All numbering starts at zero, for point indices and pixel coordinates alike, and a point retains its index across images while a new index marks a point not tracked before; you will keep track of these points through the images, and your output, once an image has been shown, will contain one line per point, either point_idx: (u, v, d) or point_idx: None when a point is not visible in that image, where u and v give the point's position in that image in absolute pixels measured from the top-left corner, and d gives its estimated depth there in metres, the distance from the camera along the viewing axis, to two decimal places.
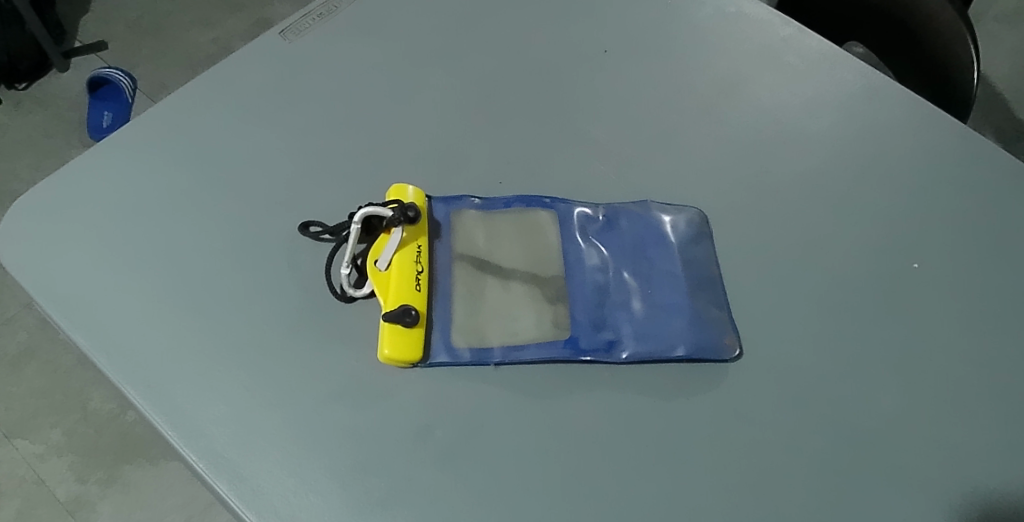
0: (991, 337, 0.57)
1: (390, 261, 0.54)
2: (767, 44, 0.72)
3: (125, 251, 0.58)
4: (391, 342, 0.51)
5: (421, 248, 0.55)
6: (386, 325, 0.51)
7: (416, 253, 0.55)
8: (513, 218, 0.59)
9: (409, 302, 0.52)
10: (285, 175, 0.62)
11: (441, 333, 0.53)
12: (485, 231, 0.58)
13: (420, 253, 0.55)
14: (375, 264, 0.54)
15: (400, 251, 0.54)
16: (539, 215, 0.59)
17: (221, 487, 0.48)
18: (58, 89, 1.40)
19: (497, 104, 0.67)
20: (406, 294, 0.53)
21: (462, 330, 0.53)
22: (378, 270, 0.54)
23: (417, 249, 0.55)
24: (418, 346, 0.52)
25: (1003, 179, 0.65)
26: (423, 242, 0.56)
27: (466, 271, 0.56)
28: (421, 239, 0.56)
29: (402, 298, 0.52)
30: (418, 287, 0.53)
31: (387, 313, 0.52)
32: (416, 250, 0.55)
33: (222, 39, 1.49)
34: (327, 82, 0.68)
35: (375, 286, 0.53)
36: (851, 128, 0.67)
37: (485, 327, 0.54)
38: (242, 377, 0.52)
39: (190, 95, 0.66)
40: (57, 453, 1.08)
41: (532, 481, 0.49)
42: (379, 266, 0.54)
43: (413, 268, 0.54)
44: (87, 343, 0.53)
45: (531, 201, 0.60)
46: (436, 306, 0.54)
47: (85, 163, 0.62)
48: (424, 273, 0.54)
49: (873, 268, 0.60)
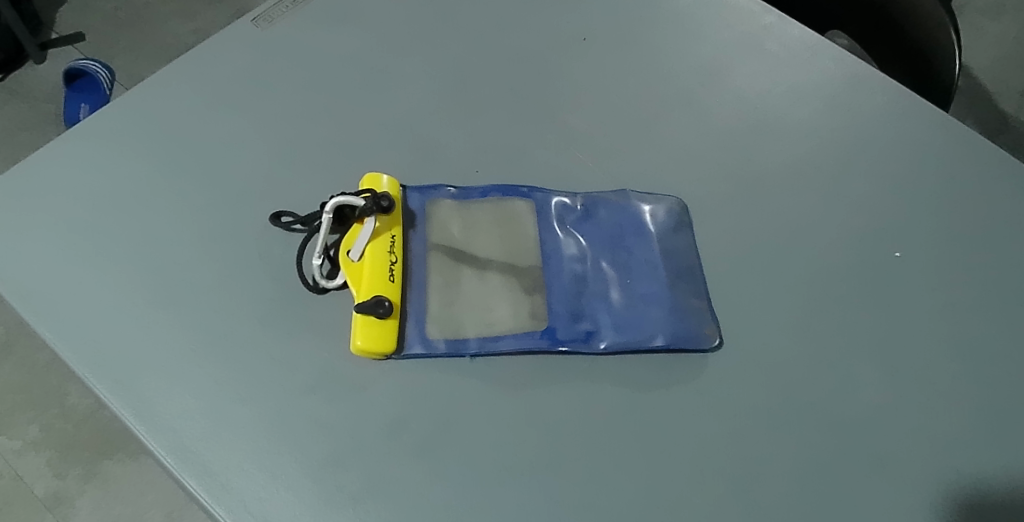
0: (971, 325, 0.57)
1: (364, 251, 0.53)
2: (748, 32, 0.72)
3: (94, 241, 0.56)
4: (364, 333, 0.50)
5: (395, 238, 0.54)
6: (359, 317, 0.50)
7: (390, 243, 0.54)
8: (489, 207, 0.58)
9: (383, 293, 0.51)
10: (260, 164, 0.61)
11: (416, 324, 0.52)
12: (461, 221, 0.57)
13: (395, 243, 0.54)
14: (348, 254, 0.53)
15: (373, 241, 0.53)
16: (517, 204, 0.58)
17: (190, 483, 0.46)
18: (34, 81, 1.37)
19: (475, 93, 0.66)
20: (379, 285, 0.52)
21: (437, 321, 0.52)
22: (350, 260, 0.53)
23: (391, 239, 0.54)
24: (392, 337, 0.51)
25: (984, 168, 0.65)
26: (397, 232, 0.55)
27: (441, 261, 0.55)
28: (395, 228, 0.55)
29: (375, 289, 0.51)
30: (392, 278, 0.52)
31: (359, 304, 0.51)
32: (390, 240, 0.54)
33: (202, 29, 1.46)
34: (302, 70, 0.66)
35: (347, 276, 0.52)
36: (831, 116, 0.67)
37: (461, 318, 0.53)
38: (213, 370, 0.51)
39: (159, 83, 0.65)
40: (34, 449, 1.06)
41: (509, 475, 0.48)
42: (352, 256, 0.52)
43: (387, 258, 0.53)
44: (53, 337, 0.52)
45: (509, 190, 0.59)
46: (411, 297, 0.53)
47: (52, 153, 0.60)
48: (398, 264, 0.53)
49: (853, 257, 0.60)
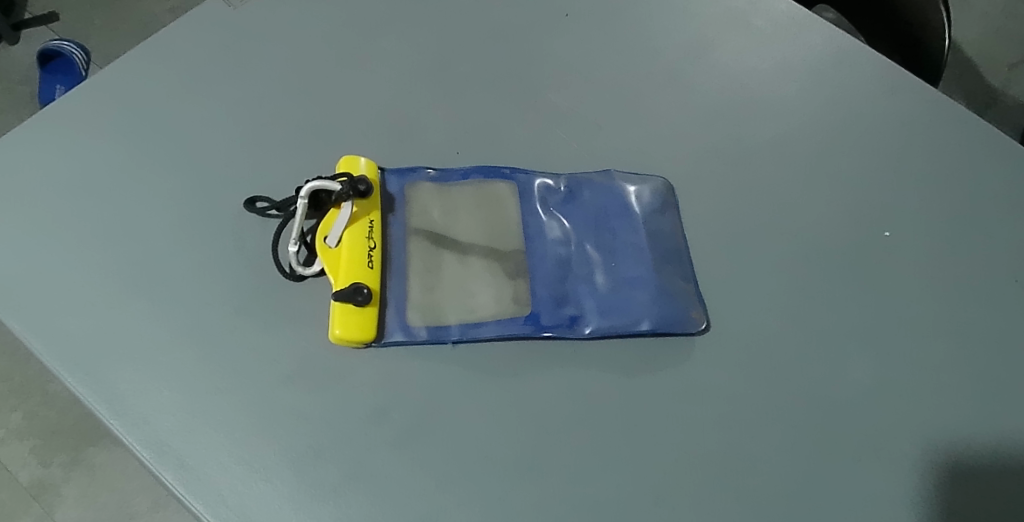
0: (960, 304, 0.57)
1: (341, 238, 0.51)
2: (734, 6, 0.70)
3: (64, 227, 0.54)
4: (343, 321, 0.49)
5: (374, 222, 0.53)
6: (337, 305, 0.49)
7: (368, 228, 0.52)
8: (470, 190, 0.56)
9: (361, 280, 0.50)
10: (235, 146, 0.59)
11: (396, 311, 0.51)
12: (441, 204, 0.55)
13: (373, 228, 0.53)
14: (325, 241, 0.51)
15: (350, 226, 0.52)
16: (498, 187, 0.57)
17: (166, 477, 0.45)
18: (8, 62, 1.33)
19: (456, 71, 0.64)
20: (357, 272, 0.50)
21: (418, 308, 0.51)
22: (328, 246, 0.51)
23: (369, 224, 0.53)
24: (371, 325, 0.50)
25: (975, 145, 0.64)
26: (376, 216, 0.53)
27: (421, 245, 0.53)
28: (374, 213, 0.53)
29: (354, 275, 0.50)
30: (371, 264, 0.51)
31: (337, 291, 0.49)
32: (368, 225, 0.52)
33: (179, 7, 1.41)
34: (276, 49, 0.64)
35: (325, 263, 0.51)
36: (819, 93, 0.65)
37: (443, 303, 0.52)
38: (189, 361, 0.49)
39: (128, 65, 0.62)
40: (18, 437, 1.05)
41: (494, 463, 0.47)
42: (329, 243, 0.51)
43: (365, 244, 0.52)
44: (23, 329, 0.51)
45: (490, 172, 0.57)
46: (390, 283, 0.52)
47: (18, 139, 0.58)
48: (376, 249, 0.52)
49: (841, 237, 0.59)
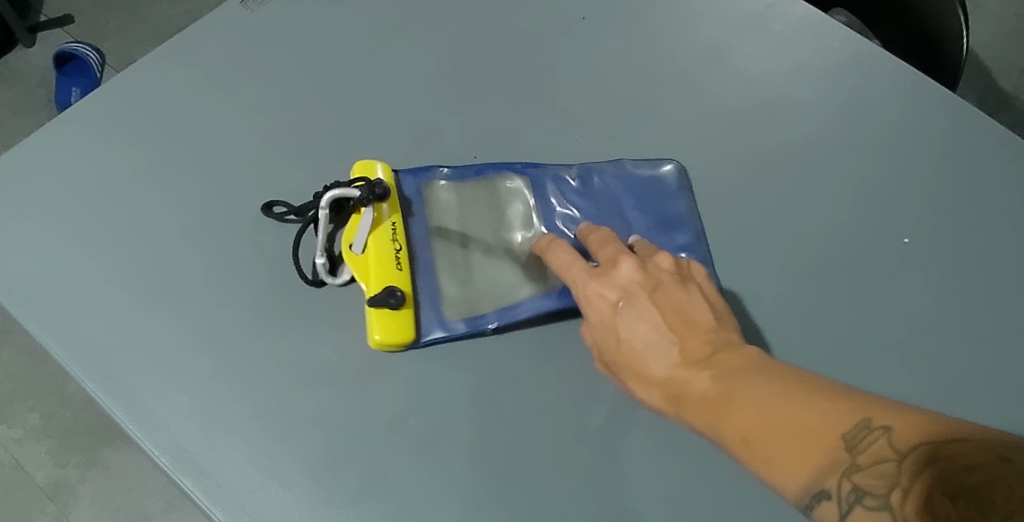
0: (981, 313, 0.56)
1: (366, 243, 0.51)
2: (752, 9, 0.70)
3: (85, 232, 0.55)
4: (381, 326, 0.49)
5: (396, 225, 0.53)
6: (373, 310, 0.49)
7: (391, 231, 0.52)
8: (485, 188, 0.56)
9: (393, 283, 0.50)
10: (252, 151, 0.59)
11: (431, 308, 0.51)
12: (456, 201, 0.55)
13: (396, 230, 0.52)
14: (350, 249, 0.51)
15: (374, 231, 0.52)
16: (513, 182, 0.57)
17: (186, 483, 0.46)
18: (25, 64, 1.35)
19: (473, 76, 0.64)
20: (388, 276, 0.50)
21: (453, 303, 0.52)
22: (354, 254, 0.51)
23: (392, 227, 0.52)
24: (410, 325, 0.50)
25: (995, 151, 0.63)
26: (398, 218, 0.53)
27: (446, 243, 0.54)
28: (395, 215, 0.53)
29: (384, 280, 0.50)
30: (399, 266, 0.51)
31: (370, 298, 0.49)
32: (391, 228, 0.52)
33: (193, 9, 1.42)
34: (294, 53, 0.64)
35: (353, 271, 0.51)
36: (837, 97, 0.65)
37: (479, 299, 0.52)
38: (206, 367, 0.50)
39: (147, 70, 0.63)
40: (34, 438, 1.06)
41: (512, 470, 0.47)
42: (355, 250, 0.51)
43: (391, 247, 0.52)
44: (43, 334, 0.51)
45: (503, 167, 0.57)
46: (421, 282, 0.52)
47: (40, 144, 0.59)
48: (403, 251, 0.52)
49: (860, 244, 0.58)
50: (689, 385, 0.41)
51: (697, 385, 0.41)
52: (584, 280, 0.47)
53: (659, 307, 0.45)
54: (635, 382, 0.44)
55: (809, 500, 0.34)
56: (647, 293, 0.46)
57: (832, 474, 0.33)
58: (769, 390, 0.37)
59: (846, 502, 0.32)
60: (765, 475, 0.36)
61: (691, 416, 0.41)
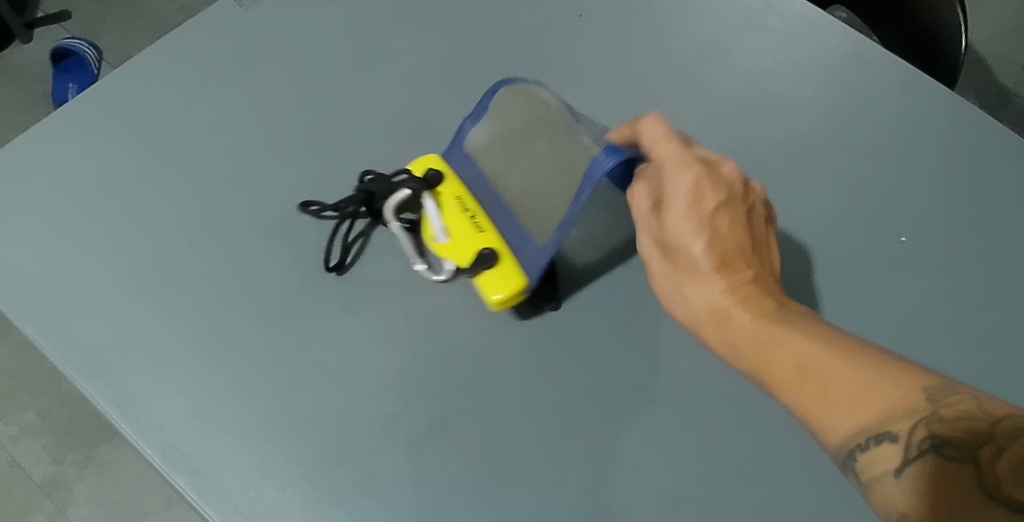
0: (976, 312, 0.56)
1: (443, 228, 0.51)
2: (750, 6, 0.69)
3: (77, 230, 0.55)
4: (497, 285, 0.49)
5: (462, 198, 0.52)
6: (485, 276, 0.49)
7: (460, 205, 0.52)
8: (505, 118, 0.54)
9: (481, 245, 0.50)
10: (245, 149, 0.59)
11: (526, 243, 0.49)
12: (495, 135, 0.54)
13: (465, 202, 0.52)
14: (433, 239, 0.51)
15: (444, 213, 0.52)
16: (526, 101, 0.54)
17: (178, 482, 0.46)
18: (22, 60, 1.34)
19: (468, 73, 0.64)
20: (476, 241, 0.50)
21: (535, 220, 0.49)
22: (438, 241, 0.51)
23: (459, 202, 0.52)
24: (520, 274, 0.49)
25: (993, 149, 0.63)
26: (462, 192, 0.52)
27: (506, 177, 0.52)
28: (459, 191, 0.52)
29: (474, 246, 0.50)
30: (480, 228, 0.50)
31: (471, 268, 0.49)
32: (458, 204, 0.52)
33: (191, 5, 1.41)
34: (288, 50, 0.64)
35: (449, 255, 0.51)
36: (834, 95, 0.65)
37: (552, 202, 0.49)
38: (199, 365, 0.49)
39: (141, 66, 0.62)
40: (31, 435, 1.05)
41: (504, 470, 0.47)
42: (438, 238, 0.51)
43: (465, 216, 0.51)
44: (35, 332, 0.51)
45: (511, 91, 0.55)
46: (503, 226, 0.51)
47: (33, 141, 0.59)
48: (478, 214, 0.51)
49: (855, 243, 0.58)
50: (744, 322, 0.44)
51: (756, 324, 0.43)
52: (677, 169, 0.47)
53: (740, 250, 0.46)
54: (699, 287, 0.45)
55: (856, 445, 0.37)
56: (738, 230, 0.47)
57: (903, 421, 0.36)
58: (835, 345, 0.40)
59: (918, 448, 0.35)
60: (815, 415, 0.40)
61: (750, 350, 0.43)
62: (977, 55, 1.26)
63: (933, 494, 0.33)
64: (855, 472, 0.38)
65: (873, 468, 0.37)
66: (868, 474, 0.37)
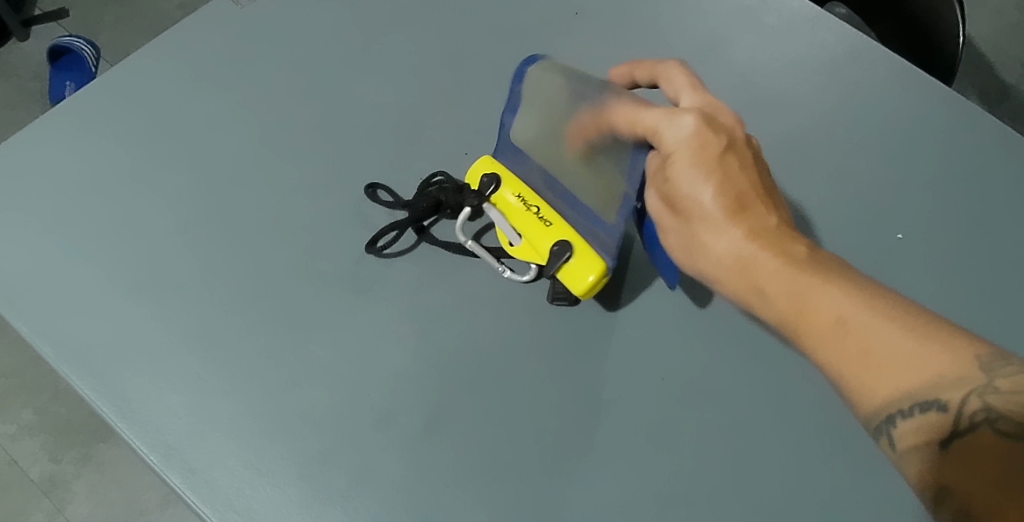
0: (972, 310, 0.56)
1: (517, 231, 0.52)
2: (747, 4, 0.69)
3: (73, 229, 0.55)
4: (576, 280, 0.49)
5: (520, 196, 0.52)
6: (564, 274, 0.50)
7: (520, 205, 0.52)
8: (547, 99, 0.53)
9: (556, 240, 0.50)
10: (241, 148, 0.59)
11: (599, 225, 0.49)
12: (537, 117, 0.53)
13: (523, 201, 0.52)
14: (512, 243, 0.52)
15: (511, 216, 0.52)
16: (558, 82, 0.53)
17: (174, 481, 0.46)
18: (19, 58, 1.34)
19: (464, 71, 0.64)
20: (546, 238, 0.51)
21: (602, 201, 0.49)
22: (517, 246, 0.52)
23: (518, 202, 0.52)
24: (590, 264, 0.49)
25: (990, 146, 0.63)
26: (519, 190, 0.53)
27: (564, 159, 0.52)
28: (515, 189, 0.53)
29: (548, 244, 0.50)
30: (544, 224, 0.51)
31: (549, 268, 0.50)
32: (518, 203, 0.52)
33: (189, 3, 1.41)
34: (284, 48, 0.64)
35: (533, 259, 0.51)
36: (831, 93, 0.65)
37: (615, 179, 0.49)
38: (194, 364, 0.49)
39: (136, 65, 0.62)
40: (29, 434, 1.05)
41: (500, 468, 0.47)
42: (515, 242, 0.52)
43: (529, 215, 0.52)
44: (30, 331, 0.51)
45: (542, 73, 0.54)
46: (571, 210, 0.51)
47: (28, 141, 0.58)
48: (540, 209, 0.51)
49: (851, 241, 0.58)
50: (773, 266, 0.39)
51: (784, 267, 0.39)
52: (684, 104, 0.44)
53: (756, 195, 0.42)
54: (717, 234, 0.41)
55: (896, 411, 0.32)
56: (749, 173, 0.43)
57: (959, 388, 0.31)
58: (869, 295, 0.36)
59: (973, 420, 0.30)
60: (853, 378, 0.34)
61: (779, 301, 0.38)
62: (978, 50, 1.25)
63: (981, 470, 0.29)
64: (892, 439, 0.33)
65: (917, 436, 0.32)
66: (905, 441, 0.32)
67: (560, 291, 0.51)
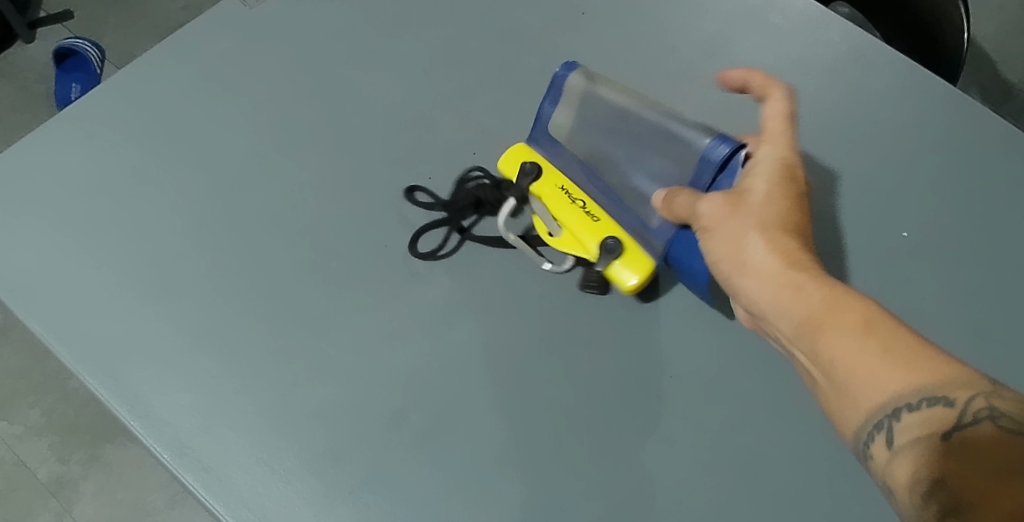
0: (979, 308, 0.56)
1: (558, 222, 0.53)
2: (753, 4, 0.69)
3: (85, 231, 0.55)
4: (623, 275, 0.50)
5: (565, 189, 0.53)
6: (609, 269, 0.51)
7: (565, 197, 0.53)
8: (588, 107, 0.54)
9: (602, 235, 0.51)
10: (250, 149, 0.59)
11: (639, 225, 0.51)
12: (581, 118, 0.54)
13: (568, 193, 0.53)
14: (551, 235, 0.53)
15: (553, 208, 0.53)
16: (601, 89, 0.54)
17: (187, 479, 0.46)
18: (24, 60, 1.34)
19: (472, 72, 0.64)
20: (590, 232, 0.51)
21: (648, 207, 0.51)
22: (556, 237, 0.53)
23: (562, 194, 0.53)
24: (640, 262, 0.50)
25: (997, 144, 0.63)
26: (563, 182, 0.54)
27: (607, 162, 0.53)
28: (558, 182, 0.54)
29: (592, 237, 0.51)
30: (590, 217, 0.52)
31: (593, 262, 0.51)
32: (563, 195, 0.53)
33: (193, 4, 1.41)
34: (291, 50, 0.64)
35: (572, 251, 0.52)
36: (837, 92, 0.65)
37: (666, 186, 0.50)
38: (207, 363, 0.50)
39: (145, 68, 0.63)
40: (36, 434, 1.06)
41: (510, 467, 0.47)
42: (554, 233, 0.53)
43: (574, 208, 0.52)
44: (43, 331, 0.51)
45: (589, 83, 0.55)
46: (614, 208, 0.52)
47: (40, 143, 0.59)
48: (585, 203, 0.52)
49: (858, 240, 0.58)
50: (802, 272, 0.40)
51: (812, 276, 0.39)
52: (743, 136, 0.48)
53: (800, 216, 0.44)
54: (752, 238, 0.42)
55: (904, 404, 0.33)
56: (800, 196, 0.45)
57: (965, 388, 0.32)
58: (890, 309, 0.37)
59: (975, 414, 0.31)
60: (860, 375, 0.35)
61: (808, 299, 0.39)
62: (981, 49, 1.25)
63: (977, 464, 0.30)
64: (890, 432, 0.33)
65: (920, 428, 0.32)
66: (904, 436, 0.33)
67: (592, 280, 0.52)
